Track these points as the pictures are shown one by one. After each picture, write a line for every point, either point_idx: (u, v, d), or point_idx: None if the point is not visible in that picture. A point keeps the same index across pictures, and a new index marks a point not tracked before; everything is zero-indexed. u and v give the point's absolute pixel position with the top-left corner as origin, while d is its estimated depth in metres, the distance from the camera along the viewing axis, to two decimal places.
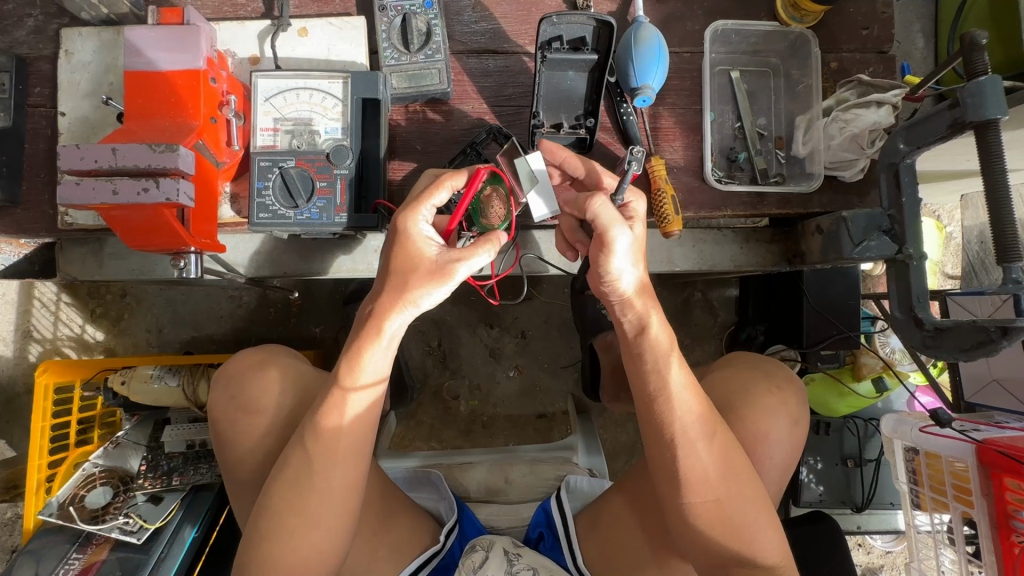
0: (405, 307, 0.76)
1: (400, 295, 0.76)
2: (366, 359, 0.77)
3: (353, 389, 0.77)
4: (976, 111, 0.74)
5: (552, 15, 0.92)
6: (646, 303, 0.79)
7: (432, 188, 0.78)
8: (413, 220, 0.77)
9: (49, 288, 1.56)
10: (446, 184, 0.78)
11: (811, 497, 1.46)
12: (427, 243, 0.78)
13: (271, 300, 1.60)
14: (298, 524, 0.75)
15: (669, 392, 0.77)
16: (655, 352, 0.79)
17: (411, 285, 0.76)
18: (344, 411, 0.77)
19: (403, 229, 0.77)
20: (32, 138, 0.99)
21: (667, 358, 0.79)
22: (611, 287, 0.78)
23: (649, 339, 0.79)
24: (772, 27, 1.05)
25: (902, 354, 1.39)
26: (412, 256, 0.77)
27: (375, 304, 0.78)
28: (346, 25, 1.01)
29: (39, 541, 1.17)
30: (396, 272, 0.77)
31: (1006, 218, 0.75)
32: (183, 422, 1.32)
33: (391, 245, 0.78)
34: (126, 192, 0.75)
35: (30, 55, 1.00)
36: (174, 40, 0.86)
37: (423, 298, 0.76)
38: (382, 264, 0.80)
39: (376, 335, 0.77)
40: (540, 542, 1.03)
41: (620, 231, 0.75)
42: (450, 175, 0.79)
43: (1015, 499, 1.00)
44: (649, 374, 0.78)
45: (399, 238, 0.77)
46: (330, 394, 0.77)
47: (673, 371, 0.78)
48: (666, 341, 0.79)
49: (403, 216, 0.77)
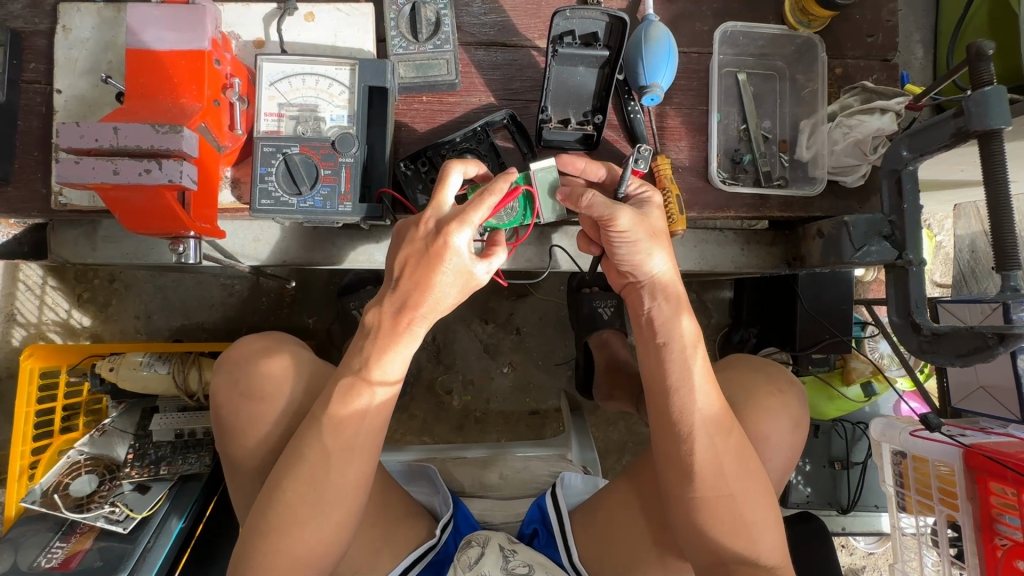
0: (438, 313, 0.80)
1: (436, 305, 0.79)
2: (393, 354, 0.78)
3: (378, 381, 0.78)
4: (980, 120, 0.75)
5: (565, 10, 0.91)
6: (674, 296, 0.81)
7: (478, 207, 0.75)
8: (457, 239, 0.75)
9: (35, 271, 1.52)
10: (488, 202, 0.75)
11: (798, 498, 1.49)
12: (468, 262, 0.77)
13: (264, 290, 1.58)
14: (309, 516, 0.74)
15: (690, 385, 0.79)
16: (679, 345, 0.80)
17: (448, 296, 0.79)
18: (369, 401, 0.77)
19: (448, 248, 0.75)
20: (26, 115, 0.96)
21: (690, 352, 0.80)
22: (640, 267, 0.81)
23: (674, 334, 0.80)
24: (781, 31, 1.06)
25: (890, 359, 1.47)
26: (453, 271, 0.77)
27: (405, 310, 0.78)
28: (354, 11, 0.99)
29: (19, 529, 1.13)
30: (436, 283, 0.77)
31: (1007, 227, 0.76)
32: (171, 410, 1.30)
33: (429, 256, 0.76)
34: (127, 172, 0.73)
35: (25, 29, 0.97)
36: (177, 19, 0.84)
37: (452, 304, 0.81)
38: (412, 271, 0.77)
39: (409, 334, 0.79)
40: (534, 539, 1.04)
41: (625, 215, 0.77)
42: (493, 191, 0.76)
43: (1001, 502, 1.03)
44: (679, 364, 0.79)
45: (440, 255, 0.75)
46: (352, 385, 0.77)
47: (696, 365, 0.80)
48: (692, 336, 0.81)
49: (451, 236, 0.75)
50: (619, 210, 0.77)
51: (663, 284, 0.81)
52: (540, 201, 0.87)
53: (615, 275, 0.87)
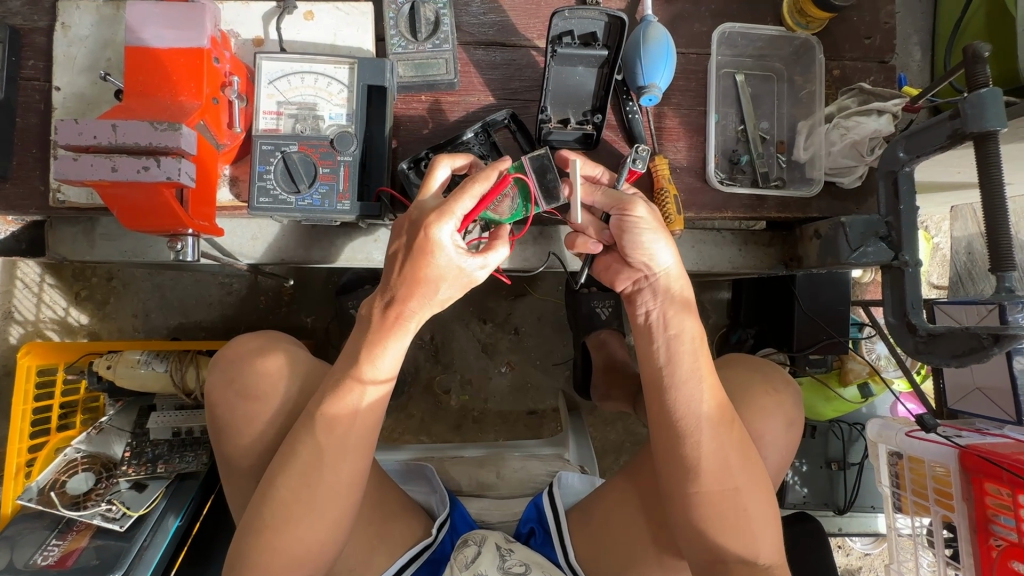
0: (430, 307, 0.80)
1: (425, 299, 0.78)
2: (385, 351, 0.78)
3: (370, 382, 0.78)
4: (976, 122, 0.76)
5: (564, 10, 0.92)
6: (681, 292, 0.82)
7: (459, 198, 0.75)
8: (441, 233, 0.75)
9: (32, 269, 1.52)
10: (471, 191, 0.75)
11: (795, 498, 1.49)
12: (455, 254, 0.77)
13: (262, 289, 1.58)
14: (304, 514, 0.74)
15: (698, 378, 0.79)
16: (689, 337, 0.81)
17: (437, 290, 0.79)
18: (360, 399, 0.77)
19: (432, 242, 0.75)
20: (24, 112, 0.96)
21: (698, 347, 0.81)
22: (649, 261, 0.81)
23: (684, 327, 0.81)
24: (779, 32, 1.06)
25: (887, 360, 1.50)
26: (441, 265, 0.77)
27: (396, 305, 0.78)
28: (353, 10, 0.99)
29: (15, 527, 1.13)
30: (425, 278, 0.77)
31: (1003, 229, 0.76)
32: (168, 409, 1.30)
33: (416, 252, 0.76)
34: (126, 169, 0.73)
35: (24, 26, 0.97)
36: (177, 17, 0.84)
37: (445, 297, 0.80)
38: (401, 267, 0.78)
39: (400, 328, 0.79)
40: (530, 538, 1.04)
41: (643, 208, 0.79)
42: (476, 181, 0.76)
43: (995, 503, 1.03)
44: (683, 360, 0.80)
45: (425, 249, 0.75)
46: (343, 384, 0.78)
47: (701, 360, 0.80)
48: (697, 332, 0.82)
49: (433, 231, 0.75)
50: (638, 199, 0.80)
51: (672, 279, 0.82)
52: (536, 186, 0.86)
53: (619, 276, 0.87)
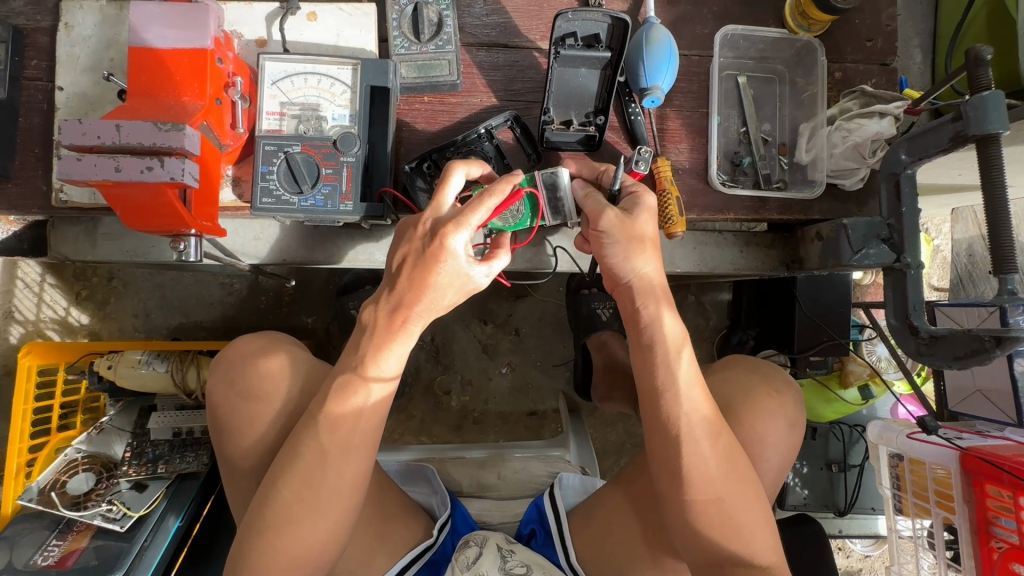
0: (434, 313, 0.80)
1: (432, 305, 0.79)
2: (389, 353, 0.78)
3: (375, 379, 0.78)
4: (978, 124, 0.76)
5: (568, 11, 0.92)
6: (660, 298, 0.81)
7: (475, 209, 0.75)
8: (454, 241, 0.75)
9: (33, 269, 1.52)
10: (488, 202, 0.76)
11: (796, 500, 1.49)
12: (465, 263, 0.77)
13: (263, 289, 1.58)
14: (308, 514, 0.74)
15: (676, 387, 0.79)
16: (664, 347, 0.80)
17: (443, 297, 0.79)
18: (365, 399, 0.77)
19: (444, 250, 0.75)
20: (27, 112, 0.96)
21: (674, 356, 0.80)
22: (629, 267, 0.81)
23: (661, 335, 0.80)
24: (781, 34, 1.07)
25: (888, 362, 1.50)
26: (451, 272, 0.77)
27: (401, 311, 0.78)
28: (356, 11, 0.99)
29: (16, 527, 1.13)
30: (433, 285, 0.77)
31: (1005, 231, 0.77)
32: (169, 409, 1.31)
33: (426, 258, 0.76)
34: (129, 170, 0.73)
35: (27, 26, 0.97)
36: (181, 18, 0.84)
37: (449, 304, 0.81)
38: (410, 271, 0.78)
39: (405, 332, 0.79)
40: (531, 539, 1.04)
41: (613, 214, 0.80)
42: (492, 193, 0.76)
43: (996, 505, 1.03)
44: (658, 368, 0.79)
45: (436, 256, 0.76)
46: (349, 382, 0.77)
47: (681, 367, 0.80)
48: (678, 337, 0.81)
49: (447, 239, 0.75)
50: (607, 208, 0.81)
51: (651, 284, 0.82)
52: (546, 202, 0.89)
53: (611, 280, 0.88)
